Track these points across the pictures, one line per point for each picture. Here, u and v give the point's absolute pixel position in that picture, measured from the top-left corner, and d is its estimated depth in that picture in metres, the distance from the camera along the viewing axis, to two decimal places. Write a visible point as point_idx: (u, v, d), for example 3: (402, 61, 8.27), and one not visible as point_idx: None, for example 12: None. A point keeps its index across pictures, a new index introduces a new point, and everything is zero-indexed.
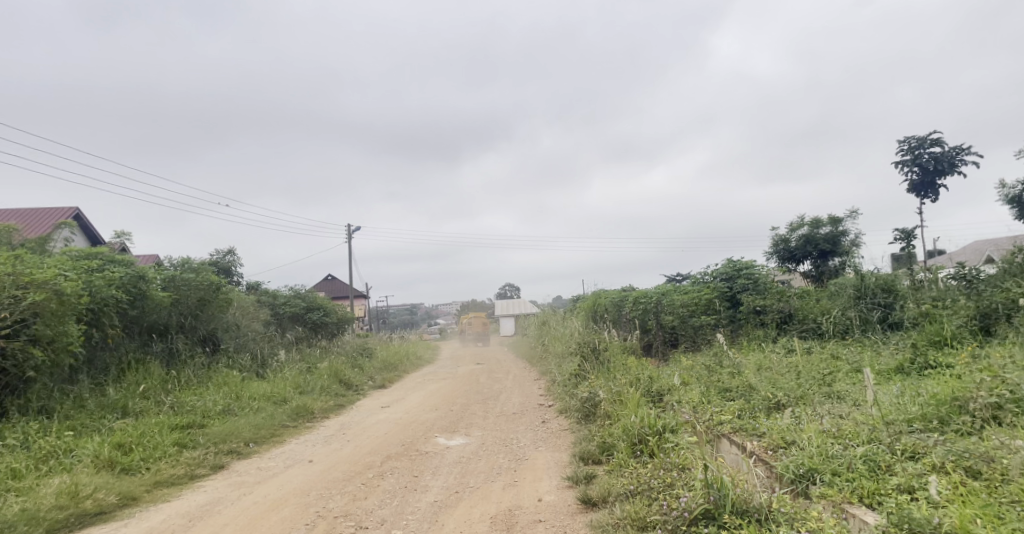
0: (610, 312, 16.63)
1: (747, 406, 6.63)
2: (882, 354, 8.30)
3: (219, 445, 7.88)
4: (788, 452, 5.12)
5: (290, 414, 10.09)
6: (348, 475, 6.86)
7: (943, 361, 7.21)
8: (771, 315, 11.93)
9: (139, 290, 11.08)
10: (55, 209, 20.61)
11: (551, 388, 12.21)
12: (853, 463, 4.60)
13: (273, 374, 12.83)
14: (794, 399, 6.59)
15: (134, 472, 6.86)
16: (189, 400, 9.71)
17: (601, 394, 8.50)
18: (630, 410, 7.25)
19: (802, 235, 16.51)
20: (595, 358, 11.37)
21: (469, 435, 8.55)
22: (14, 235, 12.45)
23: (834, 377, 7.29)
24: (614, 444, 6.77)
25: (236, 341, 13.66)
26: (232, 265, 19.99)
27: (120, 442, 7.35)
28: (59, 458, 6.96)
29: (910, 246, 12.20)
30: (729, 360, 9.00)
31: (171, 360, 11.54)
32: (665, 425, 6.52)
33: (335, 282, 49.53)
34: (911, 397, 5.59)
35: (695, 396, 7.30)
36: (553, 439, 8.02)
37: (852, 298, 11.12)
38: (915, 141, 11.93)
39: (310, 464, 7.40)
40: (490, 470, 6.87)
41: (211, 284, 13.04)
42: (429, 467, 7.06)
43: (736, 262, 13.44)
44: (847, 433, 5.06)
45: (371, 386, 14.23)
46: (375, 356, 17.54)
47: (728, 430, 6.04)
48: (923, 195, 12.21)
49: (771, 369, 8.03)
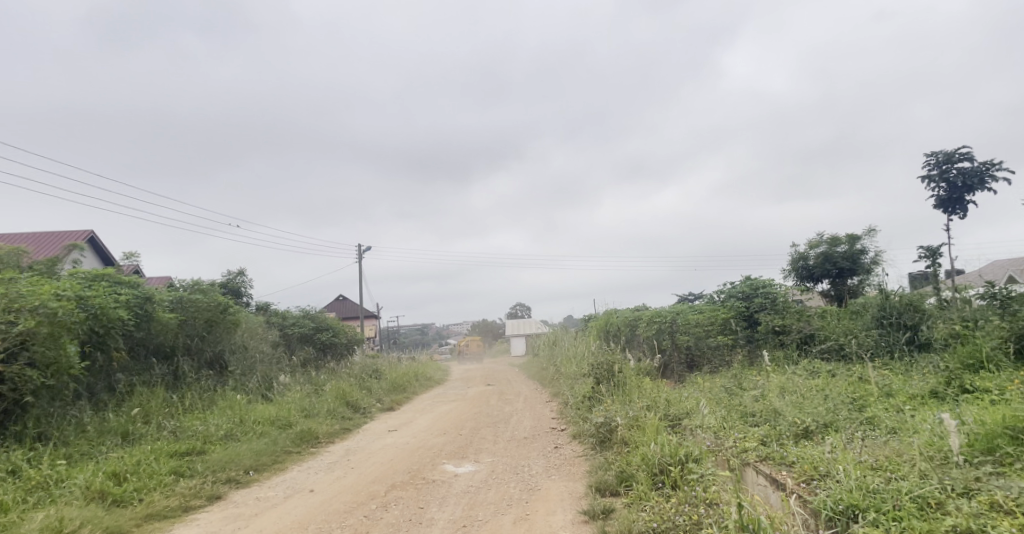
0: (624, 332, 16.21)
1: (774, 433, 6.20)
2: (914, 377, 7.87)
3: (217, 473, 7.54)
4: (824, 485, 4.73)
5: (294, 439, 9.74)
6: (350, 507, 6.51)
7: (982, 386, 6.79)
8: (792, 336, 11.51)
9: (145, 311, 10.84)
10: (69, 231, 20.54)
11: (563, 412, 11.81)
12: (899, 501, 4.23)
13: (279, 397, 12.48)
14: (824, 426, 6.18)
15: (126, 503, 6.54)
16: (191, 425, 9.41)
17: (618, 419, 8.07)
18: (649, 437, 6.84)
19: (821, 252, 16.02)
20: (610, 379, 10.95)
21: (478, 462, 8.16)
22: (22, 256, 12.25)
23: (865, 402, 6.86)
24: (633, 475, 6.37)
25: (243, 363, 13.37)
26: (242, 285, 19.77)
27: (115, 472, 7.06)
28: (50, 490, 6.67)
29: (936, 264, 11.79)
30: (751, 383, 8.57)
31: (176, 382, 11.28)
32: (688, 453, 6.10)
33: (345, 301, 49.47)
34: (955, 423, 5.19)
35: (716, 421, 6.89)
36: (567, 468, 7.63)
37: (875, 318, 10.69)
38: (942, 155, 11.56)
39: (312, 493, 7.06)
40: (499, 502, 6.48)
41: (219, 305, 12.78)
42: (434, 497, 6.69)
43: (753, 281, 13.11)
44: (888, 466, 4.68)
45: (379, 409, 13.86)
46: (384, 377, 17.19)
47: (754, 459, 5.64)
48: (950, 212, 11.77)
49: (796, 393, 7.59)
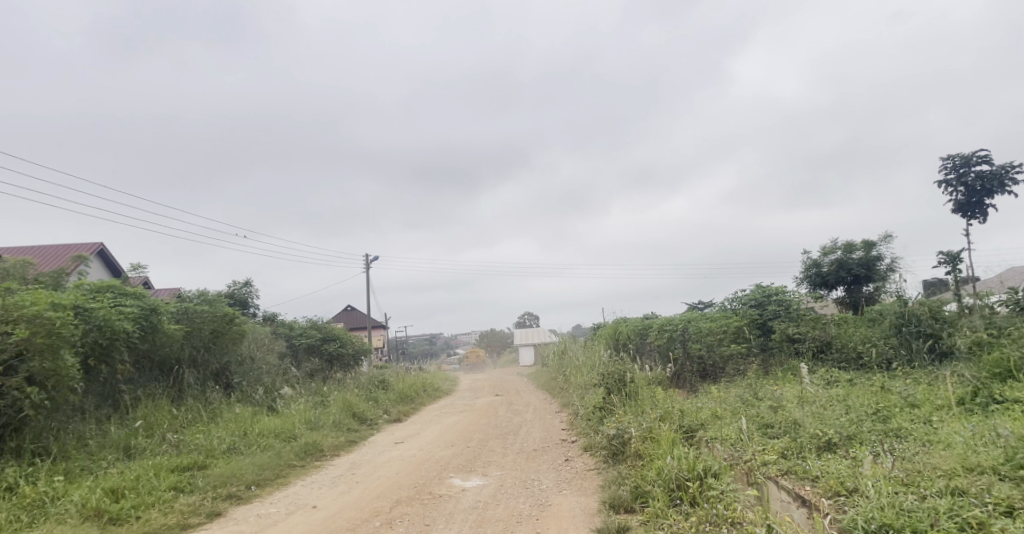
0: (634, 341, 15.93)
1: (794, 446, 5.93)
2: (938, 387, 7.60)
3: (217, 489, 7.31)
4: (852, 502, 4.49)
5: (298, 452, 9.50)
6: (354, 524, 6.26)
7: (1011, 395, 6.52)
8: (806, 345, 11.35)
9: (150, 323, 10.65)
10: (78, 244, 20.50)
11: (574, 422, 11.55)
12: (937, 520, 3.99)
13: (285, 408, 12.29)
14: (846, 437, 5.90)
15: (123, 521, 6.32)
16: (195, 438, 9.21)
17: (631, 431, 7.79)
18: (664, 449, 6.58)
19: (835, 259, 15.73)
20: (620, 390, 10.66)
21: (486, 475, 7.92)
22: (28, 269, 12.14)
23: (889, 413, 6.57)
24: (647, 491, 6.10)
25: (249, 374, 13.18)
26: (249, 296, 19.63)
27: (113, 488, 6.86)
28: (44, 508, 6.46)
29: (955, 270, 11.48)
30: (767, 393, 8.28)
31: (181, 395, 11.10)
32: (706, 467, 5.83)
33: (353, 313, 49.39)
34: (991, 437, 4.93)
35: (732, 433, 6.64)
36: (578, 482, 7.39)
37: (894, 325, 10.39)
38: (959, 159, 11.28)
39: (314, 510, 6.82)
40: (508, 519, 6.22)
41: (225, 316, 12.61)
42: (442, 514, 6.43)
43: (766, 287, 12.91)
44: (920, 481, 4.44)
45: (385, 420, 13.64)
46: (391, 388, 16.94)
47: (775, 473, 5.39)
48: (970, 216, 11.44)
49: (815, 403, 7.31)
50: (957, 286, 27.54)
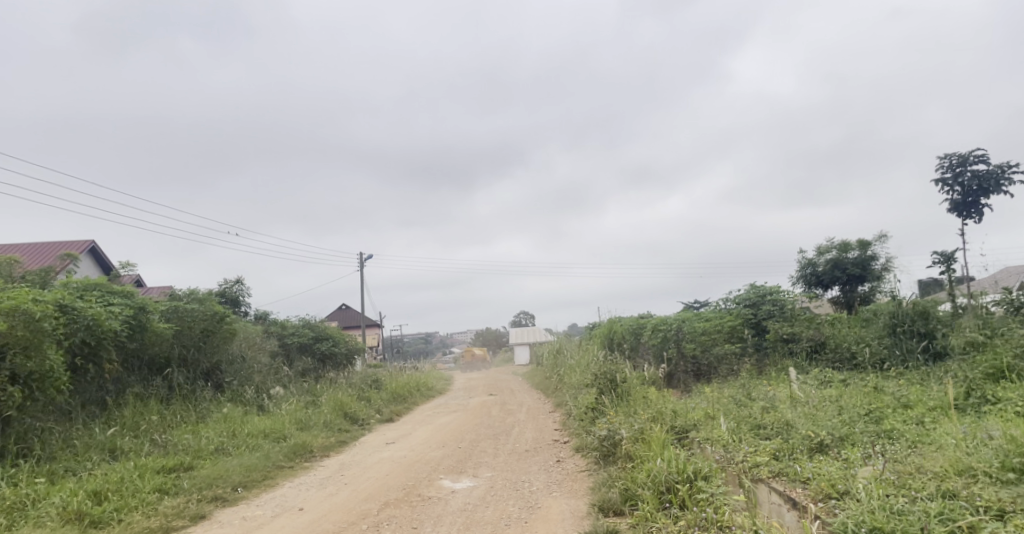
0: (628, 340, 15.87)
1: (786, 447, 5.86)
2: (932, 388, 7.55)
3: (203, 491, 7.21)
4: (842, 505, 4.42)
5: (287, 453, 9.40)
6: (340, 527, 6.17)
7: (1004, 396, 6.48)
8: (800, 344, 11.31)
9: (139, 322, 10.52)
10: (68, 243, 20.35)
11: (567, 422, 11.50)
12: (927, 523, 3.92)
13: (275, 408, 12.17)
14: (838, 439, 5.83)
15: (104, 525, 6.21)
16: (183, 439, 9.12)
17: (622, 432, 7.72)
18: (655, 451, 6.51)
19: (830, 258, 15.69)
20: (613, 390, 10.59)
21: (477, 477, 7.85)
22: (15, 267, 12.02)
23: (882, 414, 6.52)
24: (637, 493, 6.03)
25: (240, 374, 13.06)
26: (241, 295, 19.50)
27: (96, 491, 6.77)
28: (25, 511, 6.36)
29: (950, 270, 11.45)
30: (761, 394, 8.22)
31: (170, 394, 10.98)
32: (697, 470, 5.77)
33: (348, 311, 49.26)
34: (984, 439, 4.87)
35: (723, 434, 6.57)
36: (568, 483, 7.32)
37: (888, 325, 10.37)
38: (957, 158, 11.24)
39: (300, 512, 6.73)
40: (497, 522, 6.14)
41: (215, 314, 12.48)
42: (429, 516, 6.35)
43: (760, 287, 12.87)
44: (911, 484, 4.37)
45: (378, 420, 13.55)
46: (384, 387, 16.85)
47: (765, 474, 5.33)
48: (966, 216, 11.41)
49: (808, 404, 7.25)
50: (951, 288, 27.63)
